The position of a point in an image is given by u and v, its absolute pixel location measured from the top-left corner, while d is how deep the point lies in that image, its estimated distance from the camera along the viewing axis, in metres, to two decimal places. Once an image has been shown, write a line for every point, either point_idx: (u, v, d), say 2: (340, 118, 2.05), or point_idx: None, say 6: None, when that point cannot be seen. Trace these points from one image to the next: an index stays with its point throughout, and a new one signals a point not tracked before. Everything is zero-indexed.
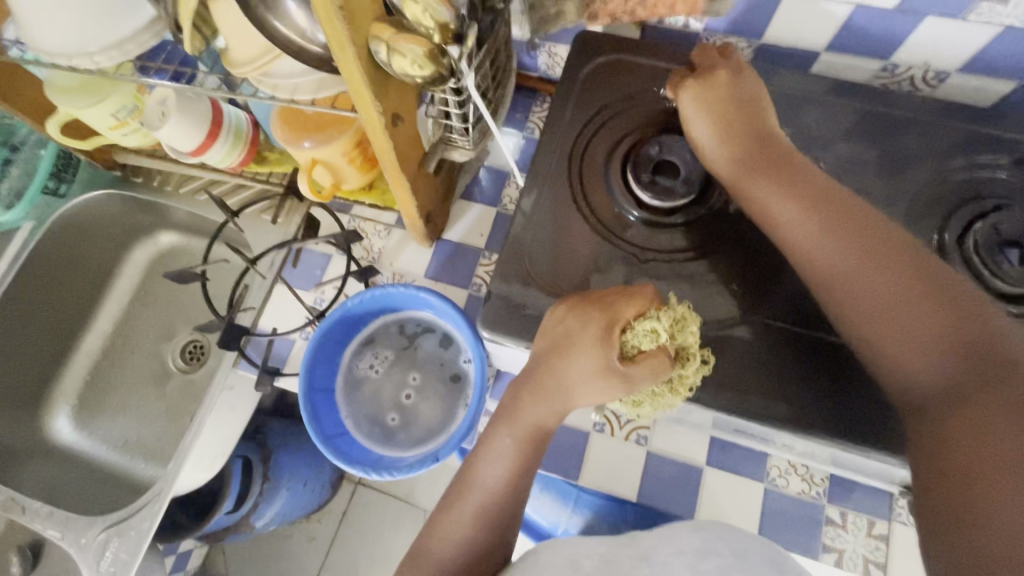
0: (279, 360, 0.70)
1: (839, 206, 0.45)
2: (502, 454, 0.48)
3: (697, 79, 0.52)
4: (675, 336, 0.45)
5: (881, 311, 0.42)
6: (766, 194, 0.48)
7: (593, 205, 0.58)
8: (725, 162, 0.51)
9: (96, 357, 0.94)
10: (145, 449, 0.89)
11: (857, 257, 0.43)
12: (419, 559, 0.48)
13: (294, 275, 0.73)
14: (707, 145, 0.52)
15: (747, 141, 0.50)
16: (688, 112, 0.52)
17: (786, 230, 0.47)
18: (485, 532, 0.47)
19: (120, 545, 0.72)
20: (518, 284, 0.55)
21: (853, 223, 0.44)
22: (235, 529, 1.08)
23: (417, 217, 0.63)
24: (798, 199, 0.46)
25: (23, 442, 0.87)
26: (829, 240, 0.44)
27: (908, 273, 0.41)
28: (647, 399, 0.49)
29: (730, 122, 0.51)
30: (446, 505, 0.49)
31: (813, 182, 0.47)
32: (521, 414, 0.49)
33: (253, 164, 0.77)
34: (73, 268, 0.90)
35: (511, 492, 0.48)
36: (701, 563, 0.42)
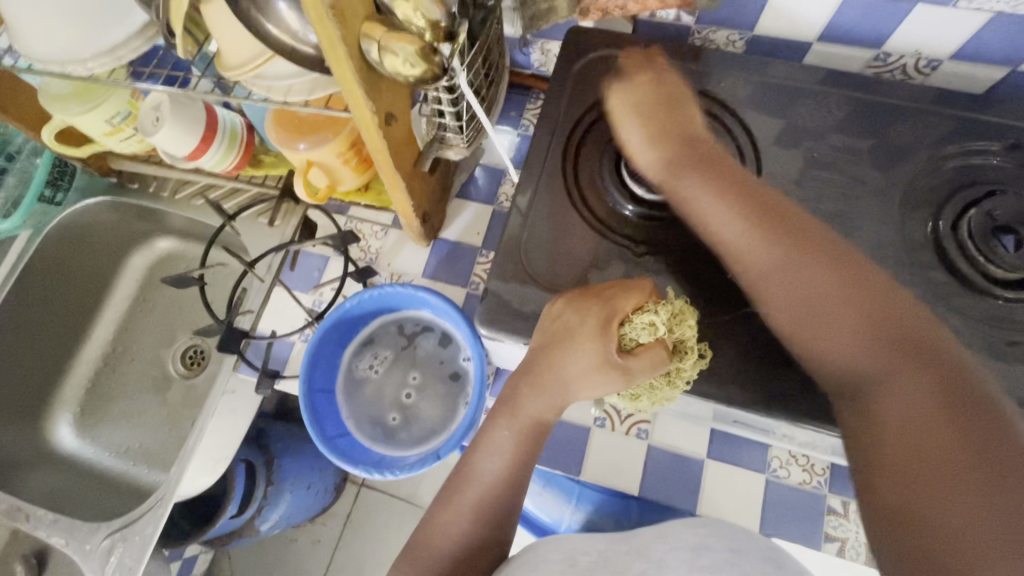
0: (280, 363, 0.71)
1: (761, 203, 0.46)
2: (500, 448, 0.49)
3: (621, 82, 0.57)
4: (672, 330, 0.46)
5: (810, 305, 0.42)
6: (696, 193, 0.49)
7: (589, 201, 0.58)
8: (653, 159, 0.52)
9: (96, 364, 0.94)
10: (148, 454, 0.89)
11: (772, 251, 0.44)
12: (418, 553, 0.48)
13: (293, 277, 0.73)
14: (639, 144, 0.53)
15: (672, 141, 0.52)
16: (617, 109, 0.55)
17: (717, 227, 0.48)
18: (483, 527, 0.48)
19: (125, 550, 0.72)
20: (515, 280, 0.55)
21: (767, 217, 0.46)
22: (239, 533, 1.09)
23: (414, 217, 0.64)
24: (726, 198, 0.47)
25: (25, 450, 0.87)
26: (748, 236, 0.46)
27: (830, 267, 0.43)
28: (644, 392, 0.50)
29: (650, 120, 0.53)
30: (444, 501, 0.50)
31: (735, 181, 0.48)
32: (519, 408, 0.49)
33: (248, 168, 0.76)
34: (72, 275, 0.90)
35: (509, 486, 0.48)
36: (700, 557, 0.42)
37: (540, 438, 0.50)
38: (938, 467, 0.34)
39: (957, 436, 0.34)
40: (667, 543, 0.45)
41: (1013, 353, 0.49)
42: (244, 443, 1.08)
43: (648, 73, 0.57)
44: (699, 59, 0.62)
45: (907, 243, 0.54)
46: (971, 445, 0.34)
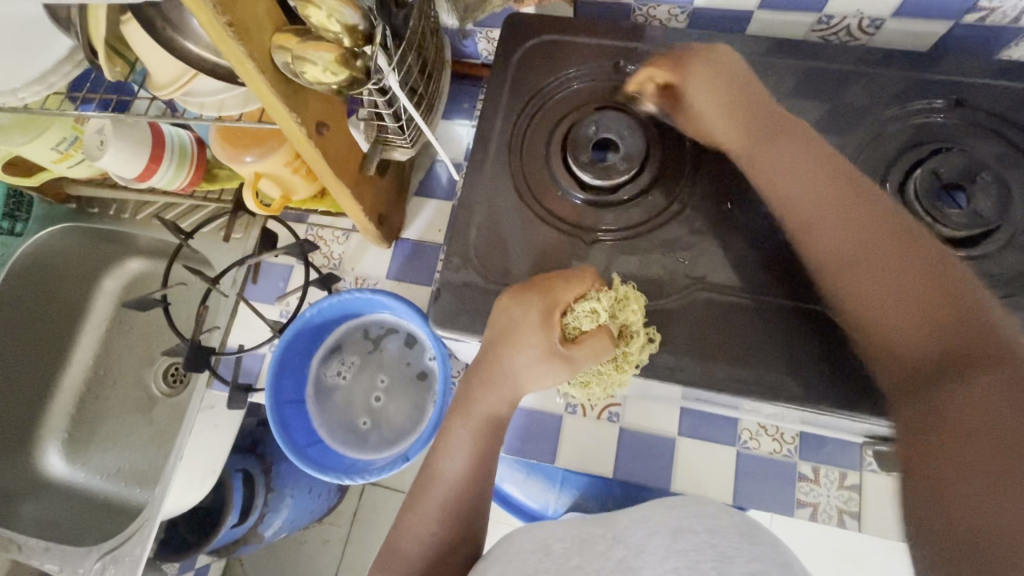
0: (251, 375, 0.71)
1: (833, 186, 0.44)
2: (459, 447, 0.50)
3: (704, 62, 0.52)
4: (616, 316, 0.49)
5: (884, 291, 0.40)
6: (776, 173, 0.47)
7: (537, 192, 0.57)
8: (731, 138, 0.51)
9: (79, 389, 0.94)
10: (138, 474, 0.90)
11: (856, 236, 0.42)
12: (390, 557, 0.49)
13: (257, 290, 0.73)
14: (713, 122, 0.52)
15: (745, 123, 0.50)
16: (693, 86, 0.52)
17: (794, 207, 0.45)
18: (451, 528, 0.48)
19: (116, 571, 0.71)
20: (468, 278, 0.55)
21: (853, 199, 0.43)
22: (245, 539, 1.12)
23: (367, 221, 0.63)
24: (799, 181, 0.45)
25: (18, 480, 0.88)
26: (829, 217, 0.43)
27: (914, 251, 0.40)
28: (594, 379, 0.52)
29: (731, 101, 0.51)
30: (411, 503, 0.50)
31: (825, 167, 0.45)
32: (471, 406, 0.50)
33: (203, 183, 0.76)
34: (45, 304, 0.90)
35: (471, 481, 0.49)
36: (678, 541, 0.39)
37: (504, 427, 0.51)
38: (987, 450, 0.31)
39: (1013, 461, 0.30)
40: (647, 525, 0.42)
41: None
42: (240, 453, 1.10)
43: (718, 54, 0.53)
44: (644, 36, 0.61)
45: None
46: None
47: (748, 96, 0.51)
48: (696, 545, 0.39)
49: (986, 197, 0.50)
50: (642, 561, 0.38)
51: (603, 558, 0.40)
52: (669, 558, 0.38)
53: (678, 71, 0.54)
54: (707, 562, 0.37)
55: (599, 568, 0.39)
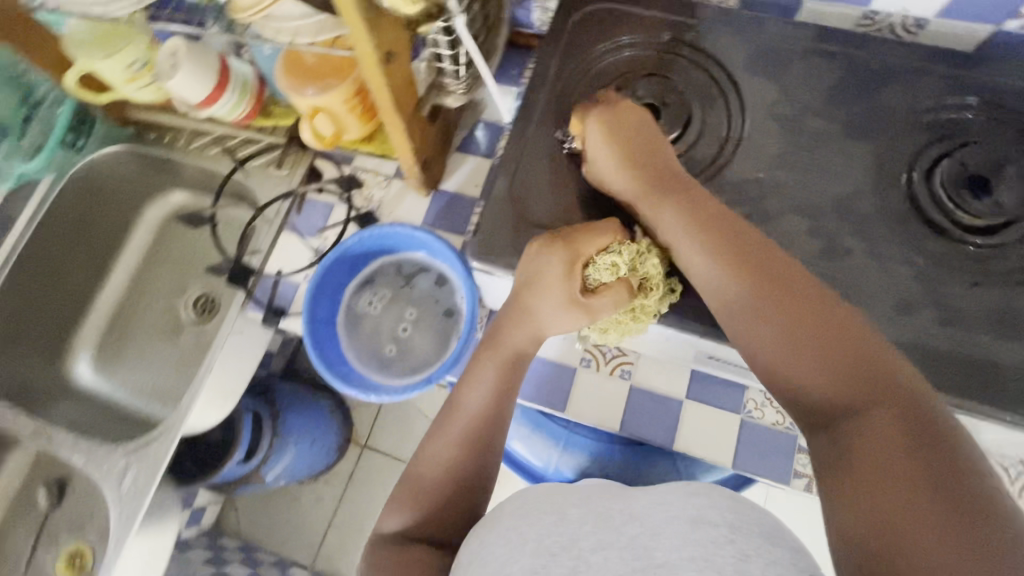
0: (286, 302, 0.75)
1: (800, 314, 0.43)
2: (485, 380, 0.53)
3: (602, 113, 0.56)
4: (635, 268, 0.52)
5: (759, 326, 0.44)
6: (668, 223, 0.51)
7: (580, 147, 0.60)
8: (627, 189, 0.54)
9: (110, 310, 0.99)
10: (160, 391, 0.94)
11: (747, 289, 0.45)
12: (410, 481, 0.52)
13: (299, 223, 0.77)
14: (611, 177, 0.55)
15: (740, 257, 0.47)
16: (594, 144, 0.56)
17: (679, 243, 0.50)
18: (467, 460, 0.51)
19: (139, 469, 0.74)
20: (512, 215, 0.58)
21: (734, 249, 0.47)
22: (246, 480, 1.28)
23: (413, 162, 0.67)
24: (766, 324, 0.44)
25: (50, 382, 0.92)
26: (705, 254, 0.48)
27: (777, 272, 0.45)
28: (613, 326, 0.56)
29: (627, 147, 0.54)
30: (434, 432, 0.53)
31: (703, 203, 0.50)
32: (499, 344, 0.54)
33: (259, 119, 0.81)
34: (94, 221, 0.95)
35: (494, 414, 0.53)
36: (697, 530, 0.40)
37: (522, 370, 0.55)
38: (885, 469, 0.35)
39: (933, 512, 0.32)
40: (665, 508, 0.43)
41: (975, 293, 0.52)
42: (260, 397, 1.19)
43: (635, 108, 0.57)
44: (693, 14, 0.64)
45: (881, 192, 0.56)
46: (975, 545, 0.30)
47: (639, 145, 0.55)
48: (714, 537, 0.40)
49: (1010, 190, 0.53)
50: (656, 543, 0.40)
51: (617, 533, 0.42)
52: (685, 546, 0.40)
53: (579, 120, 0.58)
54: (726, 556, 0.39)
55: (612, 542, 0.41)
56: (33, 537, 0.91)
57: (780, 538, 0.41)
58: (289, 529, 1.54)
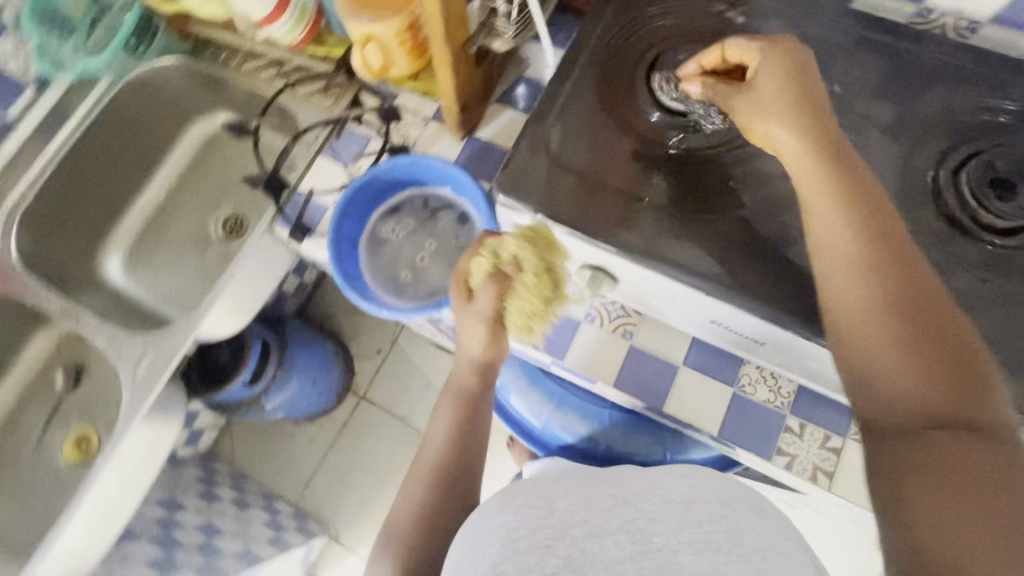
0: (313, 221, 0.77)
1: (925, 322, 0.41)
2: (442, 425, 0.64)
3: (774, 55, 0.51)
4: (498, 260, 0.59)
5: (869, 316, 0.43)
6: (814, 192, 0.47)
7: (616, 104, 0.62)
8: (790, 142, 0.48)
9: (146, 216, 1.03)
10: (182, 298, 0.99)
11: (881, 280, 0.43)
12: (391, 530, 0.60)
13: (334, 148, 0.80)
14: (776, 126, 0.49)
15: (881, 251, 0.44)
16: (763, 84, 0.51)
17: (821, 213, 0.46)
18: (431, 495, 0.60)
19: (155, 356, 0.78)
20: (542, 157, 0.60)
21: (878, 239, 0.44)
22: (246, 405, 1.32)
23: (453, 99, 0.70)
24: (885, 315, 0.42)
25: (81, 273, 0.97)
26: (846, 231, 0.45)
27: (908, 272, 0.43)
28: (530, 316, 0.59)
29: (798, 99, 0.49)
30: (408, 479, 0.63)
31: (855, 181, 0.46)
32: (452, 388, 0.65)
33: (312, 45, 0.84)
34: (143, 130, 0.99)
35: (453, 451, 0.62)
36: (691, 511, 0.41)
37: (486, 418, 0.65)
38: (960, 483, 0.35)
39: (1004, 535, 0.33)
40: (660, 493, 0.43)
41: (983, 289, 0.53)
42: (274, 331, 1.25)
43: (794, 50, 0.51)
44: None
45: (905, 182, 0.57)
46: None
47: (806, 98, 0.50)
48: (709, 514, 0.41)
49: None
50: (654, 527, 0.40)
51: (609, 515, 0.42)
52: (683, 530, 0.40)
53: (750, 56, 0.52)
54: (720, 532, 0.40)
55: (606, 526, 0.41)
56: (47, 416, 0.96)
57: (766, 509, 0.43)
58: (280, 464, 1.59)
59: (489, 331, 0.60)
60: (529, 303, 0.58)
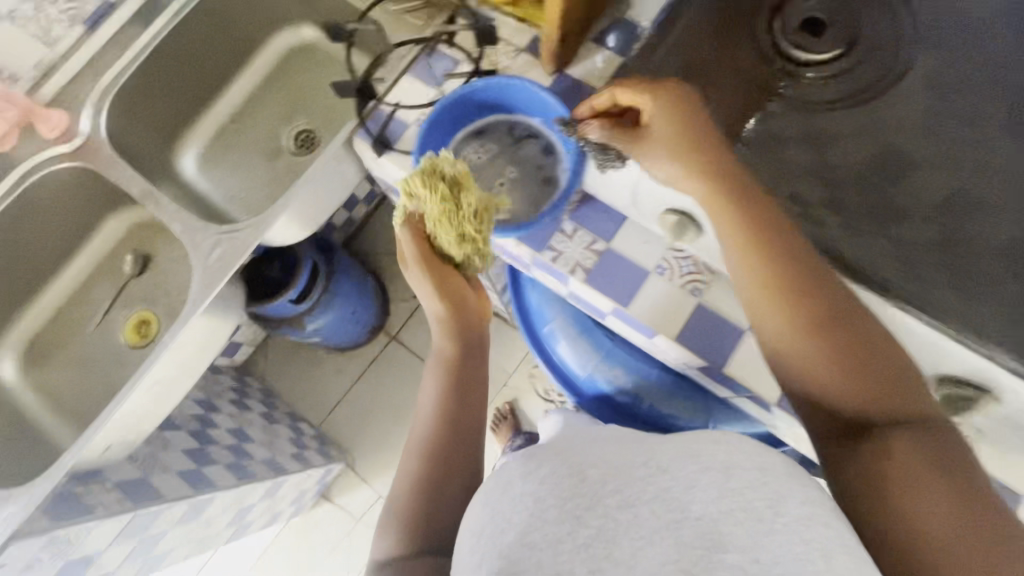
0: (394, 136, 0.76)
1: (844, 333, 0.46)
2: (430, 395, 0.62)
3: (659, 91, 0.52)
4: (407, 202, 0.63)
5: (793, 346, 0.47)
6: (725, 227, 0.50)
7: (729, 41, 0.58)
8: (695, 186, 0.51)
9: (223, 119, 1.06)
10: (248, 203, 1.01)
11: (792, 310, 0.47)
12: (390, 509, 0.57)
13: (419, 68, 0.79)
14: (672, 178, 0.52)
15: (789, 278, 0.47)
16: (658, 129, 0.51)
17: (736, 249, 0.50)
18: (426, 468, 0.58)
19: (228, 248, 0.80)
20: (647, 83, 0.55)
21: (782, 266, 0.48)
22: (289, 324, 1.36)
23: (557, 25, 0.67)
24: (804, 339, 0.46)
25: (158, 164, 1.00)
26: (752, 268, 0.49)
27: (818, 291, 0.47)
28: (453, 226, 0.61)
29: (687, 132, 0.51)
30: (405, 456, 0.60)
31: (758, 205, 0.49)
32: (438, 365, 0.64)
33: None
34: (230, 31, 0.99)
35: (444, 419, 0.60)
36: (730, 480, 0.33)
37: (478, 387, 0.63)
38: (901, 473, 0.40)
39: (944, 507, 0.37)
40: (694, 458, 0.35)
41: None
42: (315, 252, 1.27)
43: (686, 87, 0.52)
44: None
45: None
46: (974, 535, 0.36)
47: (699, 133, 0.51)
48: (753, 481, 0.33)
49: None
50: (691, 495, 0.32)
51: (642, 483, 0.33)
52: (723, 498, 0.32)
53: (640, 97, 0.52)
54: (764, 501, 0.33)
55: (639, 494, 0.33)
56: (112, 297, 1.01)
57: (804, 475, 0.36)
58: (308, 387, 1.64)
59: (422, 271, 0.63)
60: (440, 219, 0.60)
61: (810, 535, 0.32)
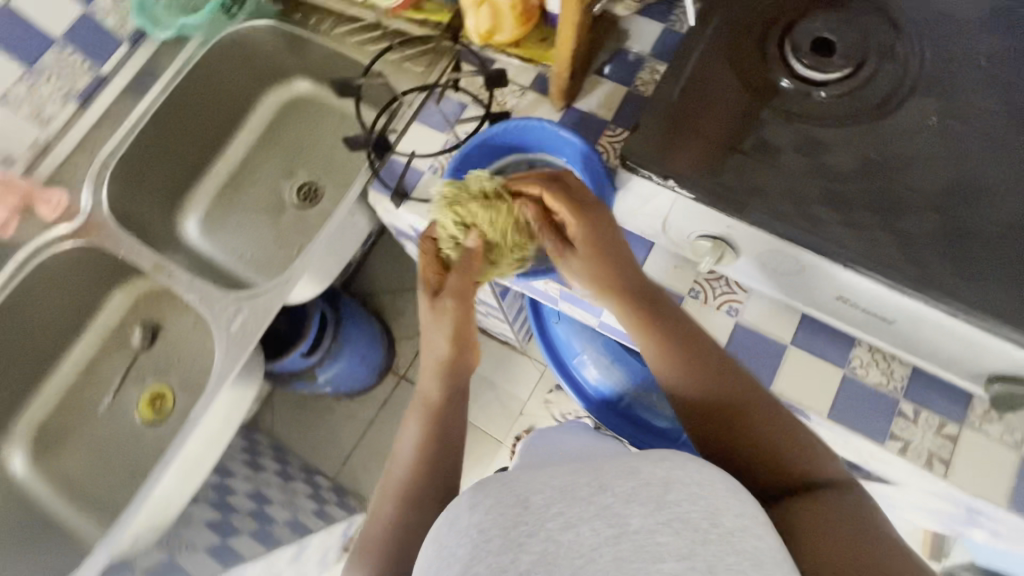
0: (410, 186, 0.75)
1: (746, 404, 0.49)
2: (410, 436, 0.58)
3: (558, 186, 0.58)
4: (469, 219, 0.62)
5: (713, 421, 0.50)
6: (629, 316, 0.55)
7: (743, 66, 0.58)
8: (599, 273, 0.56)
9: (222, 180, 1.04)
10: (257, 262, 0.99)
11: (697, 387, 0.51)
12: (364, 548, 0.55)
13: (428, 114, 0.79)
14: (582, 266, 0.57)
15: (689, 355, 0.52)
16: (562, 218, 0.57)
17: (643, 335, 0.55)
18: (407, 513, 0.53)
19: (250, 314, 0.78)
20: (668, 119, 0.57)
21: (683, 345, 0.53)
22: (300, 377, 1.33)
23: (567, 65, 0.68)
24: (714, 414, 0.50)
25: (162, 233, 0.98)
26: (659, 351, 0.53)
27: (714, 366, 0.52)
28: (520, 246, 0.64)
29: (587, 225, 0.57)
30: (381, 495, 0.56)
31: (649, 295, 0.56)
32: (422, 404, 0.60)
33: (410, 11, 0.84)
34: (225, 93, 0.99)
35: (423, 466, 0.55)
36: (670, 493, 0.33)
37: (458, 434, 0.59)
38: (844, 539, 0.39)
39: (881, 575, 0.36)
40: (637, 474, 0.35)
41: None
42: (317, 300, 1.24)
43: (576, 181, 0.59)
44: None
45: None
46: None
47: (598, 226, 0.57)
48: (692, 494, 0.33)
49: None
50: (630, 508, 0.32)
51: (583, 502, 0.33)
52: (662, 510, 0.32)
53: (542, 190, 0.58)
54: (703, 515, 0.32)
55: (581, 514, 0.33)
56: (122, 374, 0.97)
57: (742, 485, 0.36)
58: (317, 439, 1.58)
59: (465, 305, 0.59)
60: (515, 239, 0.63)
61: (744, 547, 0.31)
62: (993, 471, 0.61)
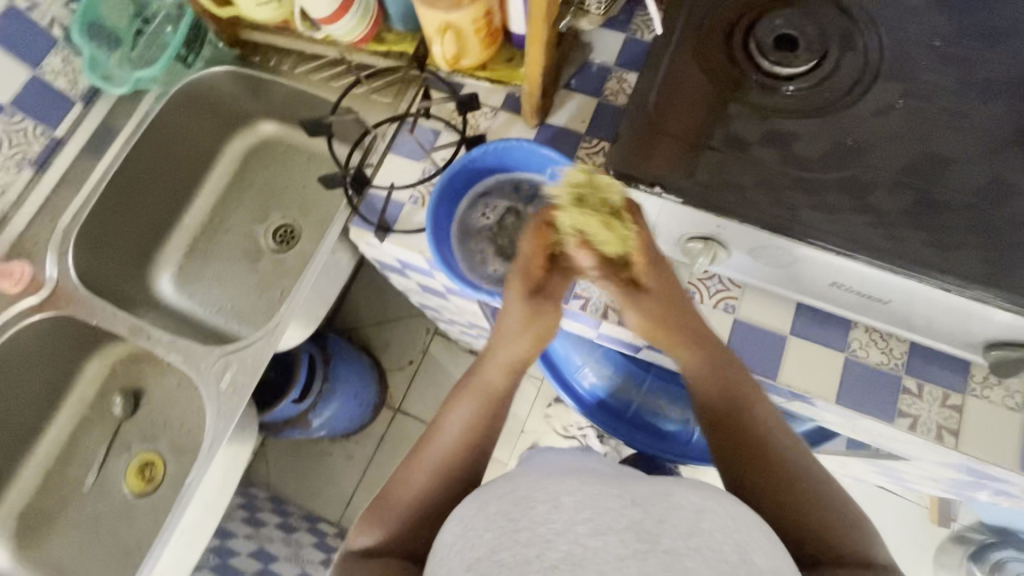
0: (392, 219, 0.74)
1: (797, 473, 0.50)
2: (460, 415, 0.57)
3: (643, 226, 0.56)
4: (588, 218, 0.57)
5: (753, 469, 0.51)
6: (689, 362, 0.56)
7: (711, 67, 0.59)
8: (656, 319, 0.55)
9: (194, 232, 1.00)
10: (239, 313, 0.96)
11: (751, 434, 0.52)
12: (385, 500, 0.55)
13: (403, 144, 0.78)
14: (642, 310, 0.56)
15: (744, 409, 0.53)
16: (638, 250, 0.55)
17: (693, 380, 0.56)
18: (439, 485, 0.54)
19: (240, 368, 0.75)
20: (647, 127, 0.57)
21: (745, 396, 0.54)
22: (293, 424, 1.29)
23: (538, 83, 0.68)
24: (759, 469, 0.51)
25: (134, 294, 0.94)
26: (715, 392, 0.55)
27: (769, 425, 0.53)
28: None
29: (657, 271, 0.55)
30: (415, 456, 0.56)
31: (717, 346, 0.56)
32: (475, 387, 0.57)
33: (373, 44, 0.82)
34: (189, 143, 0.96)
35: (465, 450, 0.56)
36: (703, 520, 0.35)
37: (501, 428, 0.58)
38: None
39: None
40: (668, 496, 0.36)
41: None
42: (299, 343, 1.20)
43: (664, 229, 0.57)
44: None
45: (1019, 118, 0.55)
46: None
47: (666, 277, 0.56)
48: (722, 525, 0.35)
49: None
50: (660, 529, 0.33)
51: (615, 513, 0.34)
52: (695, 537, 0.34)
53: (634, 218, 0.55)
54: (731, 545, 0.34)
55: (611, 522, 0.33)
56: (105, 447, 0.92)
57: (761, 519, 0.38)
58: (315, 485, 1.52)
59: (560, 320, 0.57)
60: None
61: None
62: (1001, 436, 0.62)
